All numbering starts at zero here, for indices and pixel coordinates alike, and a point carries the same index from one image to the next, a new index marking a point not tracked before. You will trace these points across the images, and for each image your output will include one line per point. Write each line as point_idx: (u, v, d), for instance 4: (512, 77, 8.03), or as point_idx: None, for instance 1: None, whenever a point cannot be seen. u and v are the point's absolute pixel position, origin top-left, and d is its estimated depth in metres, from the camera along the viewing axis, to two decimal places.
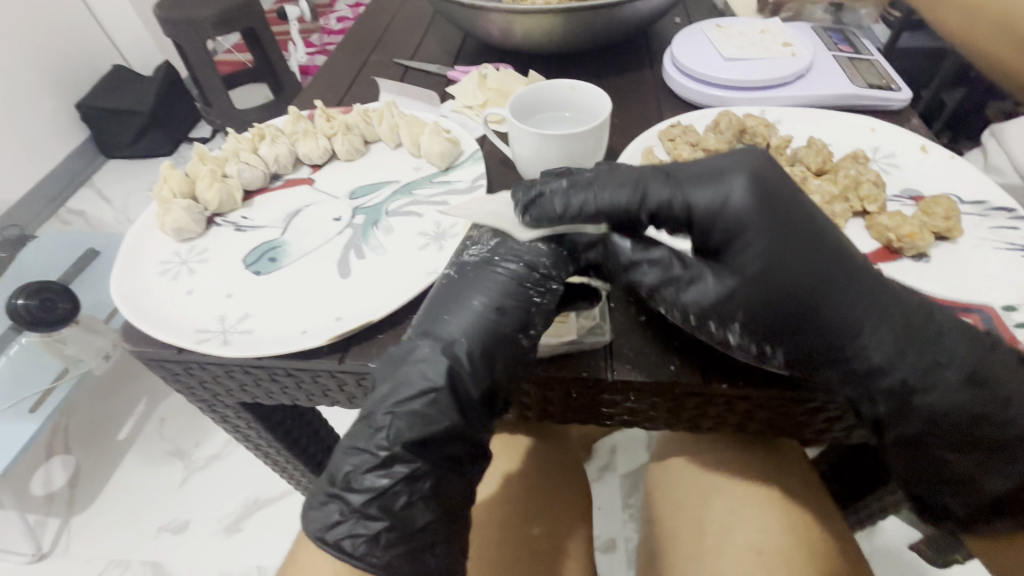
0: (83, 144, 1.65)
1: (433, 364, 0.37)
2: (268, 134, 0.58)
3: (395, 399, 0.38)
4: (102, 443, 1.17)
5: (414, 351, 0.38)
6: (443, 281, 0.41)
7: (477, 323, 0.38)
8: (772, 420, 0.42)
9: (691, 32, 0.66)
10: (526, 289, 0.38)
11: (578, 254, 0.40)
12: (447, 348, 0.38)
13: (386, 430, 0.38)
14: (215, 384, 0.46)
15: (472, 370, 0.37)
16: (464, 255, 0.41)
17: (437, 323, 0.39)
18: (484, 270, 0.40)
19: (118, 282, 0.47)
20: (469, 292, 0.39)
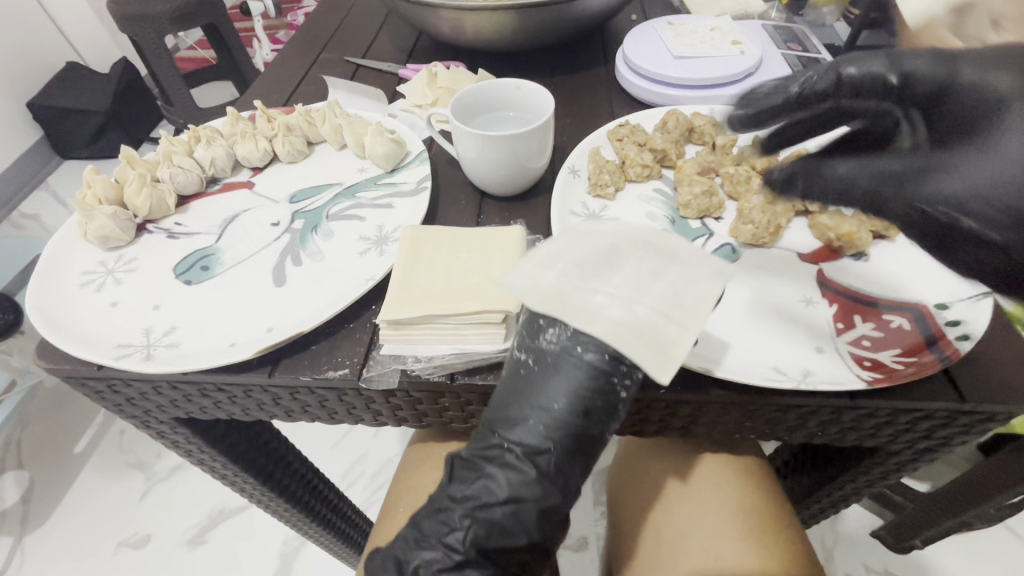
0: (35, 145, 1.58)
1: (523, 470, 0.35)
2: (203, 136, 0.55)
3: (479, 503, 0.36)
4: (58, 457, 1.13)
5: (501, 457, 0.36)
6: (517, 371, 0.36)
7: (558, 426, 0.35)
8: (714, 423, 0.41)
9: (643, 31, 0.66)
10: (612, 382, 0.35)
11: (626, 371, 0.35)
12: (534, 457, 0.35)
13: (462, 533, 0.36)
14: (144, 400, 0.44)
15: (562, 472, 0.36)
16: (541, 339, 0.36)
17: (517, 423, 0.36)
18: (562, 365, 0.35)
19: (35, 294, 0.44)
20: (551, 391, 0.35)
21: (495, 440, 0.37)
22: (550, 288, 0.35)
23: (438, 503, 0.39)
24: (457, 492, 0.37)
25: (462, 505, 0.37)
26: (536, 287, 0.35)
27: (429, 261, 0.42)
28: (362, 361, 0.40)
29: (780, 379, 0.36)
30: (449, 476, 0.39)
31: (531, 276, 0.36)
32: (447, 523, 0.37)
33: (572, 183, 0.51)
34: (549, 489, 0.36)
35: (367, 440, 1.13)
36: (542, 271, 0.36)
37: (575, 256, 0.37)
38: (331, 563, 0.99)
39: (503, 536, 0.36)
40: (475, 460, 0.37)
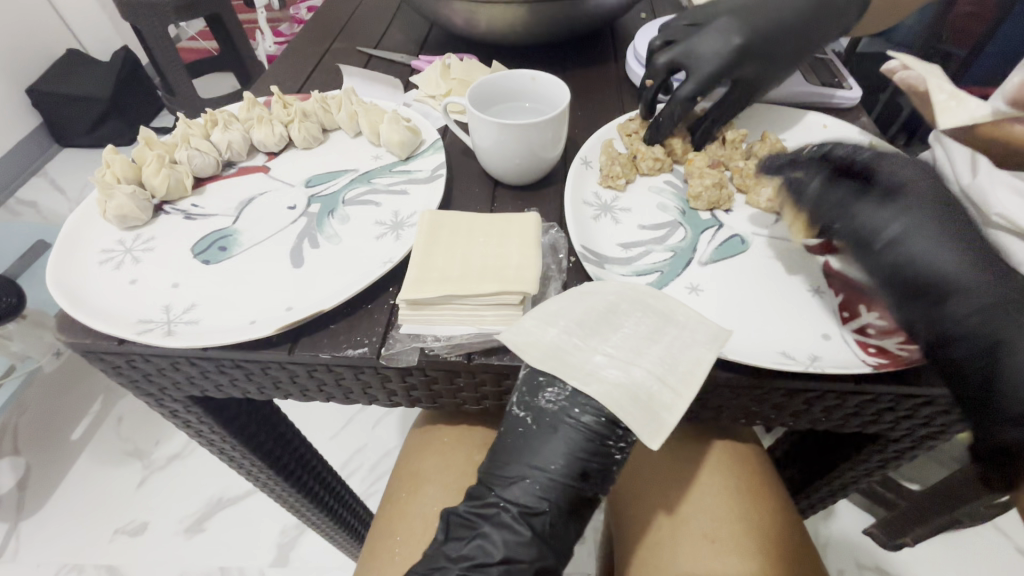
0: (34, 131, 1.58)
1: (518, 531, 0.38)
2: (220, 120, 0.56)
3: (476, 562, 0.38)
4: (55, 443, 1.12)
5: (497, 516, 0.39)
6: (517, 428, 0.40)
7: (549, 484, 0.38)
8: (724, 407, 0.42)
9: (654, 28, 0.67)
10: (608, 444, 0.38)
11: (619, 435, 0.38)
12: (529, 517, 0.38)
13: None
14: (160, 377, 0.45)
15: (555, 531, 0.39)
16: (539, 398, 0.38)
17: (514, 483, 0.39)
18: (559, 424, 0.38)
19: (56, 270, 0.45)
20: (549, 452, 0.38)
21: (493, 498, 0.39)
22: (552, 350, 0.37)
23: (433, 561, 0.40)
24: (454, 551, 0.39)
25: (457, 565, 0.39)
26: (536, 343, 0.37)
27: (446, 245, 0.43)
28: (381, 340, 0.41)
29: (790, 363, 0.37)
30: (445, 535, 0.41)
31: (532, 332, 0.38)
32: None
33: (585, 174, 0.52)
34: (543, 550, 0.38)
35: (366, 432, 1.13)
36: (543, 326, 0.38)
37: (576, 313, 0.39)
38: (328, 554, 0.99)
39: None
40: (472, 517, 0.40)
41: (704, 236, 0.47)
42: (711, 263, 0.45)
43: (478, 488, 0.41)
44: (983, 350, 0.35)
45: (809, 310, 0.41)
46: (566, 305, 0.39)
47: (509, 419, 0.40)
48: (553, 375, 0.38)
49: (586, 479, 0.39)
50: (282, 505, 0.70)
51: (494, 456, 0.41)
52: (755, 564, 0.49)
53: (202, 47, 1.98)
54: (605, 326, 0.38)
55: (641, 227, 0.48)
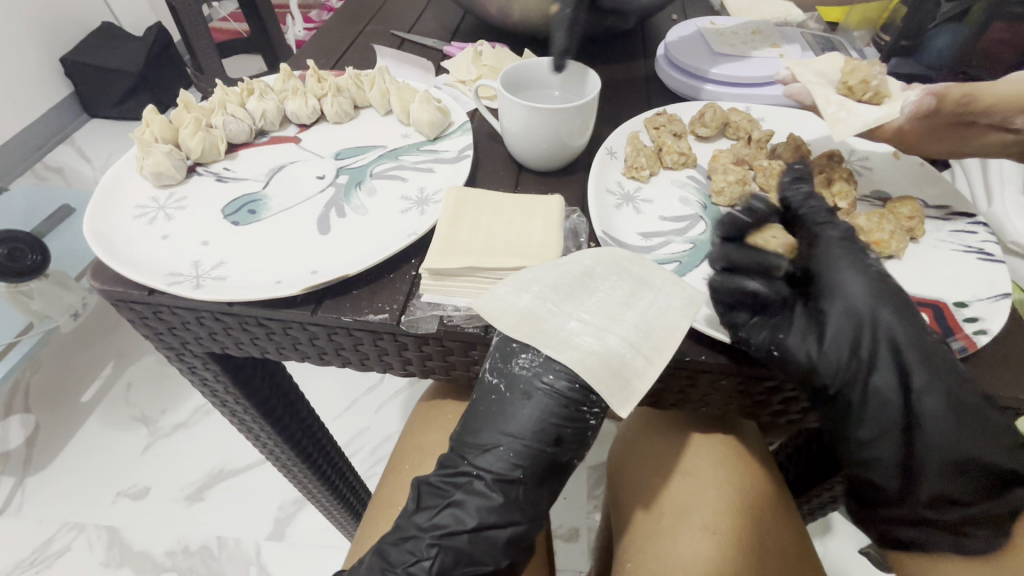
0: (66, 100, 1.61)
1: (490, 497, 0.39)
2: (256, 89, 0.57)
3: (448, 531, 0.39)
4: (65, 403, 1.15)
5: (469, 484, 0.40)
6: (490, 396, 0.40)
7: (523, 451, 0.38)
8: (730, 400, 0.43)
9: (687, 28, 0.68)
10: (580, 410, 0.38)
11: (590, 402, 0.38)
12: (504, 484, 0.39)
13: (428, 562, 0.38)
14: (184, 331, 0.46)
15: (529, 498, 0.39)
16: (510, 365, 0.39)
17: (488, 450, 0.39)
18: (526, 392, 0.38)
19: (92, 220, 0.46)
20: (522, 419, 0.38)
21: (467, 467, 0.40)
22: (539, 328, 0.38)
23: (404, 530, 0.41)
24: (425, 521, 0.40)
25: (429, 534, 0.40)
26: (512, 308, 0.38)
27: (470, 220, 0.43)
28: (402, 308, 0.42)
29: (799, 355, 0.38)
30: (416, 504, 0.42)
31: (505, 297, 0.38)
32: (413, 553, 0.39)
33: (609, 163, 0.53)
34: (517, 516, 0.39)
35: (369, 415, 1.14)
36: (518, 291, 0.38)
37: (551, 279, 0.39)
38: (323, 531, 1.01)
39: (469, 563, 0.39)
40: (444, 486, 0.41)
41: None
42: None
43: (451, 457, 0.41)
44: (930, 405, 0.37)
45: None
46: (547, 268, 0.39)
47: (481, 386, 0.41)
48: (523, 340, 0.38)
49: (560, 445, 0.39)
50: (287, 476, 0.71)
51: (467, 424, 0.41)
52: (745, 562, 0.50)
53: (232, 28, 2.01)
54: (581, 292, 0.39)
55: (663, 218, 0.49)
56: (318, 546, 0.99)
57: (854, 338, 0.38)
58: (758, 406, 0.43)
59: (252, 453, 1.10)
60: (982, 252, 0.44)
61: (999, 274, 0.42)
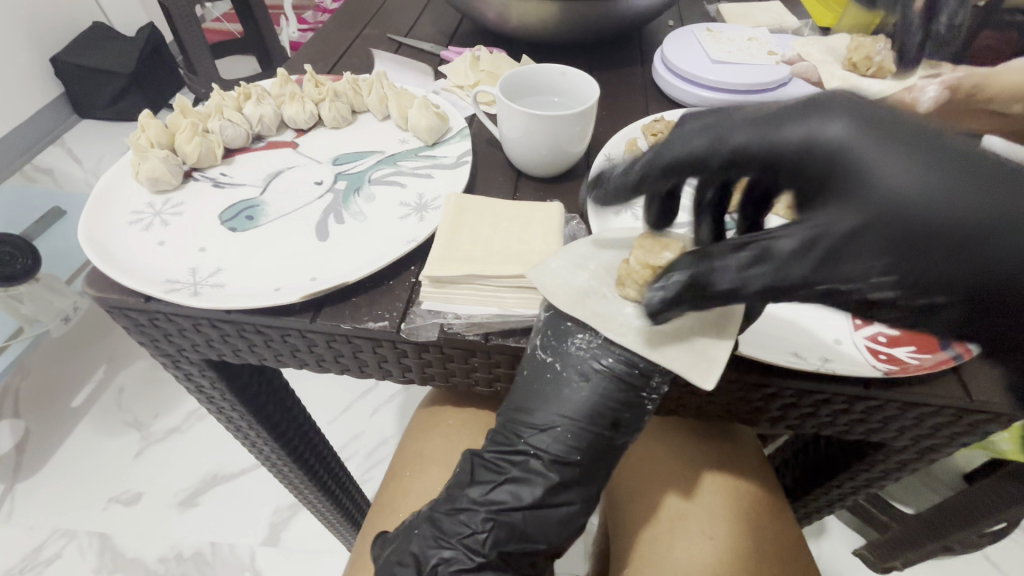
0: (56, 102, 1.59)
1: (551, 477, 0.39)
2: (253, 94, 0.57)
3: (500, 507, 0.39)
4: (55, 409, 1.13)
5: (525, 463, 0.39)
6: (542, 374, 0.38)
7: (579, 433, 0.37)
8: (729, 405, 0.43)
9: (683, 35, 0.68)
10: (638, 394, 0.37)
11: (646, 387, 0.37)
12: (559, 465, 0.38)
13: (484, 535, 0.39)
14: (180, 338, 0.46)
15: (585, 478, 0.39)
16: (566, 344, 0.37)
17: (545, 431, 0.38)
18: (583, 372, 0.37)
19: (87, 227, 0.45)
20: (576, 401, 0.37)
21: (522, 446, 0.39)
22: (594, 310, 0.37)
23: (455, 502, 0.41)
24: (479, 495, 0.40)
25: (484, 508, 0.40)
26: (569, 284, 0.38)
27: (471, 227, 0.43)
28: (402, 315, 0.41)
29: (801, 363, 0.38)
30: (469, 479, 0.41)
31: (562, 274, 0.38)
32: (467, 525, 0.40)
33: (608, 170, 0.53)
34: (572, 495, 0.39)
35: (365, 419, 1.14)
36: (574, 270, 0.39)
37: (608, 267, 0.39)
38: (319, 536, 1.00)
39: (521, 539, 0.40)
40: (498, 463, 0.40)
41: None
42: None
43: (503, 435, 0.40)
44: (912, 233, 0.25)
45: (825, 317, 0.42)
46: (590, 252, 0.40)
47: (531, 365, 0.39)
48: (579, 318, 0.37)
49: (615, 428, 0.38)
50: (284, 483, 0.71)
51: (517, 403, 0.39)
52: (749, 564, 0.50)
53: (225, 28, 2.00)
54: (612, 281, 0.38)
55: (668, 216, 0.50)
56: (312, 553, 0.98)
57: (948, 251, 0.24)
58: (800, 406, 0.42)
59: (246, 457, 1.09)
60: None
61: None
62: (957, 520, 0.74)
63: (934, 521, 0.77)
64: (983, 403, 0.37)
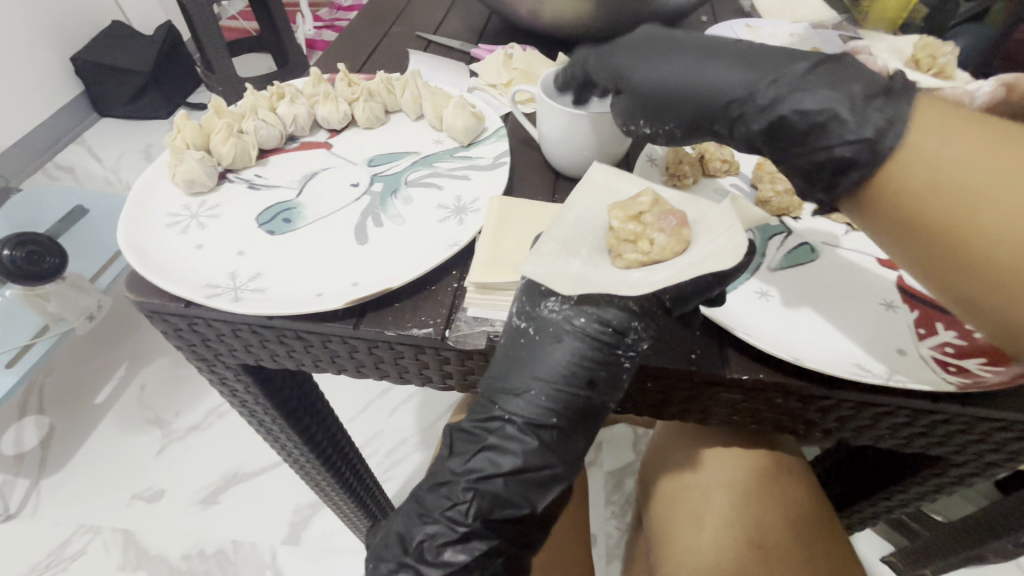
0: (77, 99, 1.60)
1: (525, 441, 0.37)
2: (287, 94, 0.56)
3: (480, 475, 0.38)
4: (79, 405, 1.14)
5: (501, 429, 0.38)
6: (517, 340, 0.38)
7: (553, 394, 0.37)
8: (781, 416, 0.42)
9: (722, 32, 0.66)
10: (615, 354, 0.36)
11: (620, 346, 0.36)
12: (536, 430, 0.37)
13: (466, 505, 0.38)
14: (218, 343, 0.45)
15: (565, 443, 0.38)
16: (541, 307, 0.37)
17: (517, 395, 0.37)
18: (555, 332, 0.37)
19: (126, 230, 0.45)
20: (551, 363, 0.37)
21: (497, 413, 0.38)
22: (579, 274, 0.36)
23: (438, 477, 0.40)
24: (459, 466, 0.39)
25: (464, 478, 0.38)
26: (561, 271, 0.36)
27: (516, 231, 0.42)
28: (446, 322, 0.40)
29: (866, 375, 0.36)
30: (449, 451, 0.40)
31: (554, 260, 0.37)
32: (449, 497, 0.39)
33: (649, 171, 0.51)
34: (553, 461, 0.38)
35: (383, 419, 1.14)
36: (565, 257, 0.37)
37: None
38: (337, 535, 1.00)
39: (506, 507, 0.38)
40: (476, 432, 0.39)
41: (771, 243, 0.47)
42: (781, 269, 0.44)
43: (481, 403, 0.40)
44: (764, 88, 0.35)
45: (886, 327, 0.40)
46: (578, 234, 0.39)
47: (507, 333, 0.39)
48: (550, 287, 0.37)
49: (593, 389, 0.37)
50: (312, 487, 0.70)
51: (494, 372, 0.39)
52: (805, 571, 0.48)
53: (242, 26, 2.00)
54: (599, 255, 0.38)
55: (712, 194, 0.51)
56: (329, 552, 0.98)
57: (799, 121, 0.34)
58: (854, 418, 0.40)
59: (266, 456, 1.09)
60: None
61: None
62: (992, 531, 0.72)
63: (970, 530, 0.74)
64: None
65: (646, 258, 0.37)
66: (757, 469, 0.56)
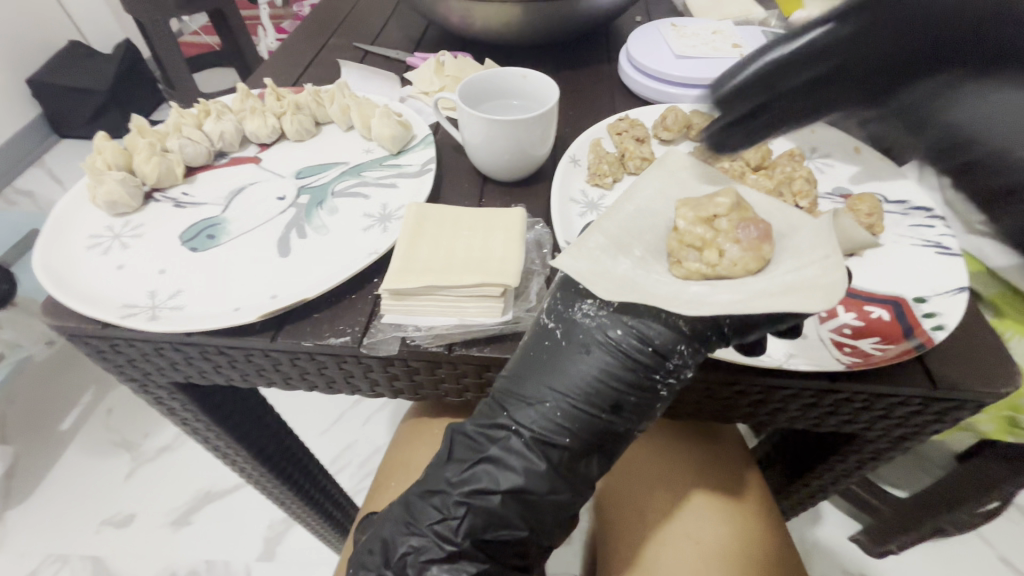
0: (33, 122, 1.57)
1: (534, 460, 0.36)
2: (213, 110, 0.56)
3: (478, 490, 0.36)
4: (43, 433, 1.12)
5: (506, 440, 0.37)
6: (542, 343, 0.37)
7: (571, 412, 0.35)
8: (700, 404, 0.43)
9: (648, 31, 0.68)
10: (649, 378, 0.35)
11: (653, 370, 0.34)
12: (544, 446, 0.36)
13: (458, 522, 0.36)
14: (144, 362, 0.45)
15: (571, 465, 0.37)
16: (577, 311, 0.36)
17: (531, 405, 0.36)
18: (587, 344, 0.35)
19: (42, 253, 0.45)
20: (575, 375, 0.35)
21: (506, 419, 0.37)
22: (624, 276, 0.35)
23: (433, 485, 0.39)
24: (455, 474, 0.38)
25: (458, 490, 0.37)
26: (610, 274, 0.35)
27: (432, 237, 0.43)
28: (363, 329, 0.41)
29: (767, 360, 0.38)
30: (447, 455, 0.39)
31: (599, 259, 0.35)
32: (440, 509, 0.37)
33: (573, 171, 0.52)
34: (557, 483, 0.36)
35: (357, 429, 1.13)
36: (615, 257, 0.36)
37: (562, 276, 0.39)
38: (314, 548, 0.99)
39: (501, 526, 0.37)
40: (479, 437, 0.38)
41: None
42: None
43: (491, 405, 0.38)
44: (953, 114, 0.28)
45: None
46: (632, 231, 0.38)
47: (533, 333, 0.38)
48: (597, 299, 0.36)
49: (616, 412, 0.35)
50: (268, 498, 0.70)
51: (508, 374, 0.37)
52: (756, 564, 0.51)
53: (203, 42, 1.98)
54: (654, 258, 0.37)
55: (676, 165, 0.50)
56: (306, 569, 0.97)
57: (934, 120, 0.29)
58: (768, 402, 0.41)
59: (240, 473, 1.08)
60: (940, 246, 0.44)
61: (957, 268, 0.42)
62: (948, 501, 0.74)
63: (928, 500, 0.76)
64: (947, 391, 0.37)
65: (710, 269, 0.35)
66: (768, 535, 0.53)
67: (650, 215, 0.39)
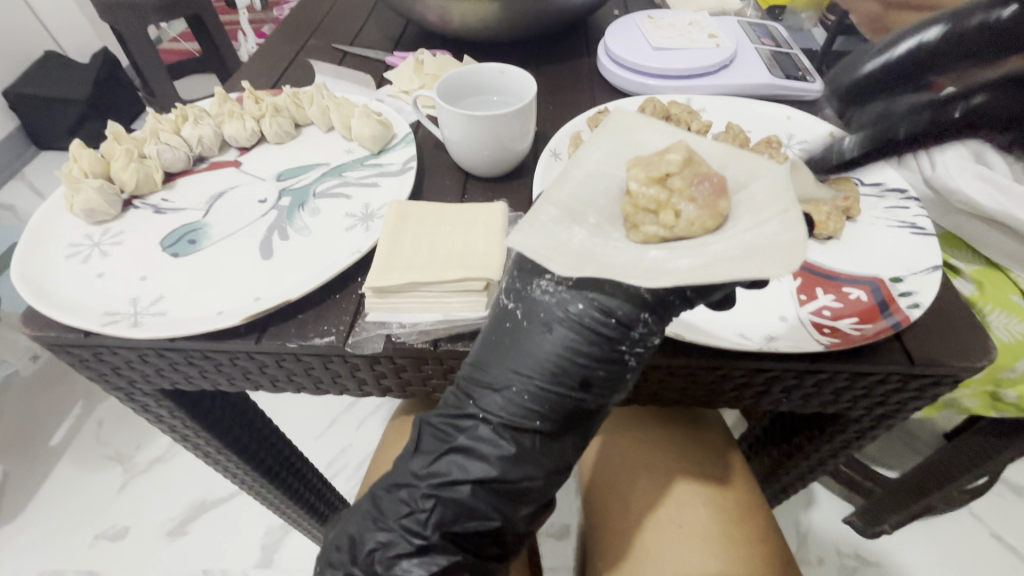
0: (11, 135, 1.55)
1: (504, 447, 0.36)
2: (190, 115, 0.56)
3: (447, 482, 0.37)
4: (33, 448, 1.11)
5: (475, 430, 0.37)
6: (504, 326, 0.36)
7: (539, 393, 0.35)
8: (685, 390, 0.43)
9: (625, 24, 0.68)
10: (615, 349, 0.35)
11: (617, 340, 0.35)
12: (514, 433, 0.36)
13: (426, 515, 0.37)
14: (129, 370, 0.45)
15: (545, 449, 0.37)
16: (536, 289, 0.35)
17: (498, 392, 0.36)
18: (548, 321, 0.35)
19: (21, 264, 0.45)
20: (540, 354, 0.35)
21: (473, 409, 0.37)
22: (583, 248, 0.32)
23: (401, 479, 0.39)
24: (422, 469, 0.38)
25: (425, 483, 0.37)
26: (566, 246, 0.32)
27: (414, 234, 0.43)
28: (348, 328, 0.41)
29: (745, 344, 0.38)
30: (414, 448, 0.39)
31: (553, 233, 0.32)
32: (407, 503, 0.38)
33: (553, 165, 0.52)
34: (532, 470, 0.37)
35: (351, 432, 1.13)
36: (569, 227, 0.33)
37: None
38: (311, 554, 0.99)
39: (471, 518, 0.37)
40: (448, 428, 0.38)
41: None
42: None
43: (457, 397, 0.38)
44: None
45: (770, 296, 0.42)
46: (584, 199, 0.35)
47: (494, 316, 0.37)
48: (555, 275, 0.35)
49: (586, 389, 0.36)
50: (260, 504, 0.69)
51: (472, 361, 0.37)
52: (737, 541, 0.52)
53: (184, 48, 1.96)
54: (611, 225, 0.34)
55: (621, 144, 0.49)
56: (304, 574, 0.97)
57: None
58: (751, 386, 0.42)
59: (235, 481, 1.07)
60: (915, 227, 0.45)
61: (932, 247, 0.43)
62: (936, 479, 0.75)
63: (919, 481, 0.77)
64: (924, 366, 0.38)
65: (668, 232, 0.33)
66: (746, 511, 0.55)
67: (602, 179, 0.36)
